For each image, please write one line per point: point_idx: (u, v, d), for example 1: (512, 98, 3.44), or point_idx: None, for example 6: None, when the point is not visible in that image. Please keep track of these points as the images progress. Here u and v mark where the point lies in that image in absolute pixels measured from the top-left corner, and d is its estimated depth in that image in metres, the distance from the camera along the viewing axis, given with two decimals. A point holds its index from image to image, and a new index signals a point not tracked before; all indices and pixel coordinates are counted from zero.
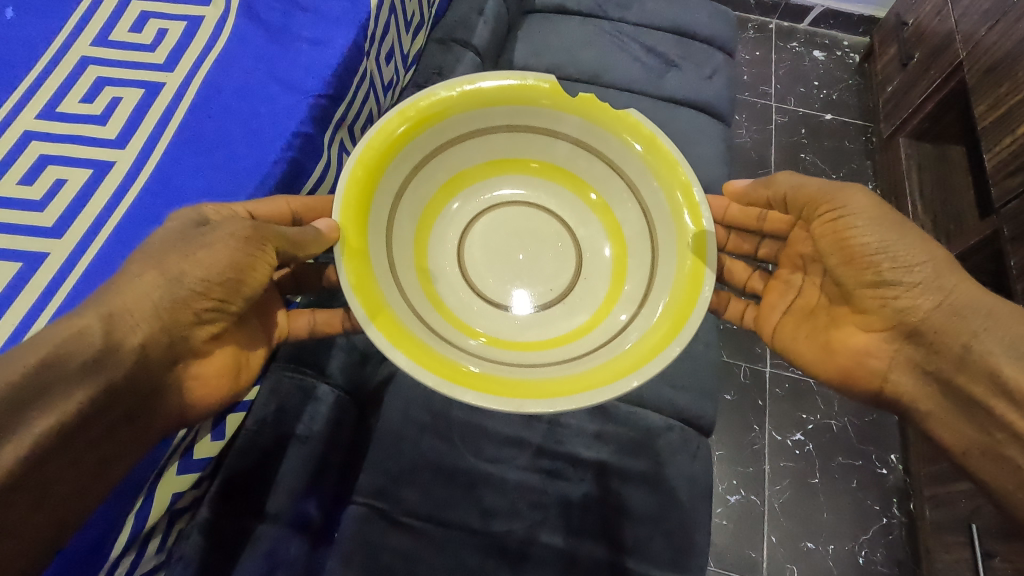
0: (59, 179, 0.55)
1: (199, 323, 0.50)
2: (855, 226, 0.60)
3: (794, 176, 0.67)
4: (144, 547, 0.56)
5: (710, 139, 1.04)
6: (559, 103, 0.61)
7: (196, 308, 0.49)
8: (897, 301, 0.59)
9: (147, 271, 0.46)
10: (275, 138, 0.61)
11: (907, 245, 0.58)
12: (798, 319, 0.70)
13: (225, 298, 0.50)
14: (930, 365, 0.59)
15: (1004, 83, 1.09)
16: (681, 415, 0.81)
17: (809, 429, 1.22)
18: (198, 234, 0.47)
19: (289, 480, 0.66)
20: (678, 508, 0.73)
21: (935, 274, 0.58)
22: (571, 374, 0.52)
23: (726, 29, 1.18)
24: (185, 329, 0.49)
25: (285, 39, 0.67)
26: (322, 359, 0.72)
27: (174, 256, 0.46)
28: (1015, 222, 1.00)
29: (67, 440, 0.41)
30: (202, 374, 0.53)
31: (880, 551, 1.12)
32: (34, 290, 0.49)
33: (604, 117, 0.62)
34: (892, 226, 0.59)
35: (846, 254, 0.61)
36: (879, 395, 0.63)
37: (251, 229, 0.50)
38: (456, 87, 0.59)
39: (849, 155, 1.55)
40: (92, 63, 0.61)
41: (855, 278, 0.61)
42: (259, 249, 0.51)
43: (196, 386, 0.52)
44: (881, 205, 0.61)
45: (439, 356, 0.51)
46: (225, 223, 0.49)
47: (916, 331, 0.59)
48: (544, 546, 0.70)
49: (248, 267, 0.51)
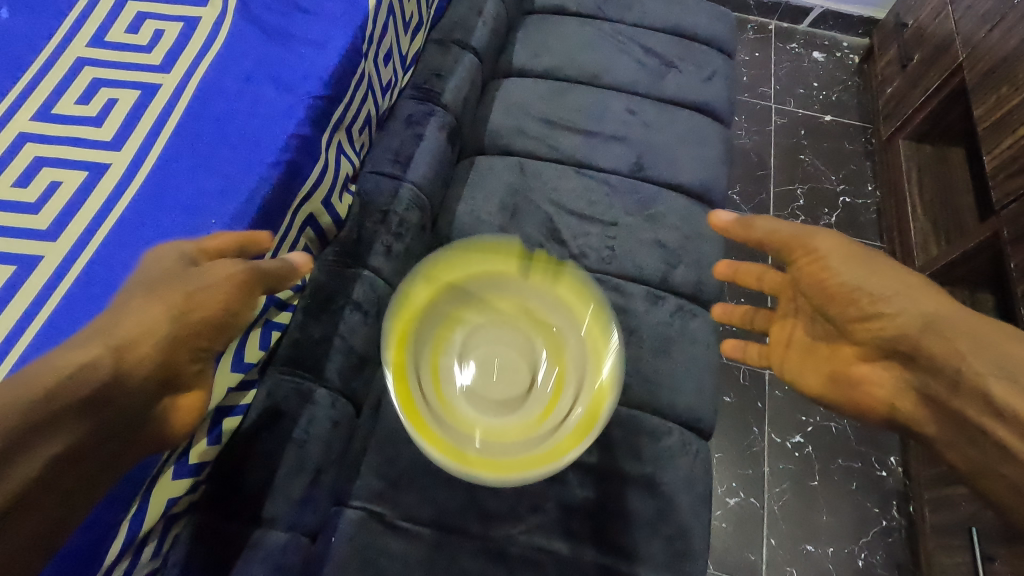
0: (54, 181, 0.54)
1: (192, 357, 0.46)
2: (830, 268, 0.61)
3: (769, 220, 0.65)
4: (140, 553, 0.56)
5: (710, 141, 1.04)
6: (525, 297, 0.73)
7: (191, 340, 0.45)
8: (884, 330, 0.59)
9: (153, 305, 0.43)
10: (273, 140, 0.62)
11: (882, 277, 0.59)
12: (803, 351, 0.72)
13: (211, 334, 0.47)
14: (928, 389, 0.58)
15: (1004, 85, 1.08)
16: (683, 417, 0.80)
17: (809, 431, 1.21)
18: (192, 272, 0.47)
19: (286, 484, 0.65)
20: (677, 512, 0.73)
21: (911, 299, 0.58)
22: (490, 457, 0.63)
23: (726, 30, 1.17)
24: (182, 361, 0.45)
25: (283, 41, 0.68)
26: (321, 362, 0.71)
27: (173, 285, 0.45)
28: (1015, 224, 0.99)
29: (51, 477, 0.37)
30: (190, 406, 0.48)
31: (880, 553, 1.12)
32: (28, 294, 0.48)
33: (562, 310, 0.73)
34: (863, 262, 0.60)
35: (825, 293, 0.62)
36: (892, 421, 0.62)
37: (243, 272, 0.50)
38: (448, 298, 0.72)
39: (849, 156, 1.55)
40: (88, 64, 0.60)
41: (841, 314, 0.62)
42: (247, 296, 0.50)
43: (180, 419, 0.47)
44: (850, 241, 0.62)
45: (415, 403, 0.64)
46: (221, 264, 0.49)
47: (910, 357, 0.58)
48: (541, 550, 0.69)
49: (238, 308, 0.49)
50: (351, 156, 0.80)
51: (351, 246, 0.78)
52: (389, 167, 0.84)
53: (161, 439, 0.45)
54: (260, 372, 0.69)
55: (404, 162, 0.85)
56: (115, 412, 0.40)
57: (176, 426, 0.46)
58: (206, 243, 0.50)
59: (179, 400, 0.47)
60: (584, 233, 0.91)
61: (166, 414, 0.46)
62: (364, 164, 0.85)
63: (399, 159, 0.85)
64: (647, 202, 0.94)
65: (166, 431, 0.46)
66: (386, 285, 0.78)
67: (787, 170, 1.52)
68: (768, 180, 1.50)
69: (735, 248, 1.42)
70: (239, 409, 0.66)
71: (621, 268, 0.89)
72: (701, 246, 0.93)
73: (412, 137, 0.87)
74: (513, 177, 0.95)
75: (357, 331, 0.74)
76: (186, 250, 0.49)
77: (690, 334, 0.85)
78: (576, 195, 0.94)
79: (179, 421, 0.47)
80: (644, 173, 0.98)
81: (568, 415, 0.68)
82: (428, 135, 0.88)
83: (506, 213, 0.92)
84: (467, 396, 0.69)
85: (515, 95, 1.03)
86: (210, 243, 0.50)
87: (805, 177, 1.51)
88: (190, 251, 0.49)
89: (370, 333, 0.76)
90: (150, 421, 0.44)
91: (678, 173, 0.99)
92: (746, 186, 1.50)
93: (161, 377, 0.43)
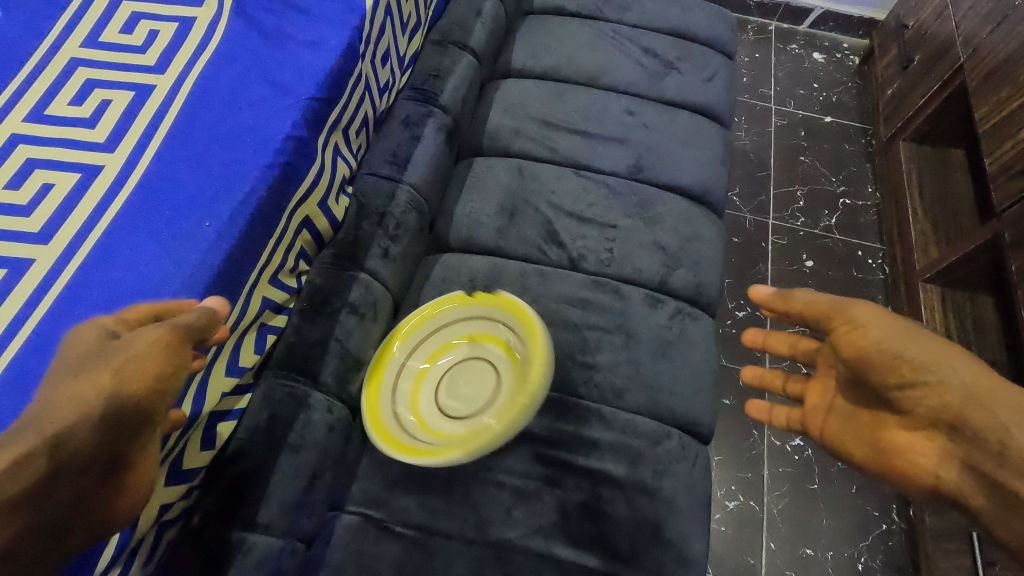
0: (46, 183, 0.53)
1: (133, 432, 0.41)
2: (868, 334, 0.57)
3: (809, 291, 0.65)
4: (132, 559, 0.56)
5: (710, 142, 1.03)
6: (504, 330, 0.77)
7: (126, 419, 0.40)
8: (927, 400, 0.54)
9: (81, 387, 0.38)
10: (269, 141, 0.61)
11: (920, 345, 0.54)
12: (841, 417, 0.66)
13: (149, 406, 0.41)
14: (975, 461, 0.51)
15: (1006, 87, 1.08)
16: (682, 421, 0.80)
17: (809, 434, 1.21)
18: (115, 345, 0.42)
19: (280, 489, 0.65)
20: (675, 517, 0.72)
21: (955, 368, 0.53)
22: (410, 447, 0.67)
23: (726, 31, 1.17)
24: (123, 438, 0.40)
25: (279, 42, 0.67)
26: (315, 365, 0.70)
27: (98, 364, 0.40)
28: (1016, 227, 0.98)
29: None
30: (138, 481, 0.44)
31: (880, 557, 1.11)
32: (18, 298, 0.48)
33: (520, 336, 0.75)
34: (903, 332, 0.56)
35: (865, 362, 0.57)
36: (938, 496, 0.55)
37: (169, 332, 0.43)
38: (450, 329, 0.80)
39: (849, 157, 1.54)
40: (82, 64, 0.59)
41: (881, 382, 0.57)
42: (181, 355, 0.44)
43: (134, 490, 0.43)
44: (892, 314, 0.58)
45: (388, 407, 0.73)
46: (141, 333, 0.42)
47: (957, 426, 0.52)
48: (538, 556, 0.68)
49: (175, 374, 0.43)
50: (348, 157, 0.80)
51: (347, 249, 0.77)
52: (386, 169, 0.83)
53: (106, 522, 0.42)
54: (256, 376, 0.69)
55: (401, 164, 0.84)
56: (48, 507, 0.36)
57: (123, 505, 0.42)
58: (126, 315, 0.45)
59: (128, 478, 0.42)
60: (582, 236, 0.90)
61: (114, 495, 0.42)
62: (361, 166, 0.84)
63: (397, 161, 0.84)
64: (645, 204, 0.94)
65: (112, 512, 0.42)
66: (382, 287, 0.78)
67: (787, 172, 1.52)
68: (768, 182, 1.50)
69: (735, 250, 1.41)
70: (234, 414, 0.66)
71: (619, 270, 0.88)
72: (700, 248, 0.92)
73: (409, 138, 0.86)
74: (511, 179, 0.94)
75: (353, 334, 0.73)
76: (107, 324, 0.44)
77: (689, 337, 0.85)
78: (574, 196, 0.93)
79: (128, 498, 0.43)
80: (643, 174, 0.97)
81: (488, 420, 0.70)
82: (426, 137, 0.87)
83: (504, 215, 0.91)
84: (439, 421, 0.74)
85: (514, 96, 1.02)
86: (131, 314, 0.46)
87: (805, 179, 1.50)
88: (111, 325, 0.44)
89: (366, 336, 0.75)
90: (94, 504, 0.40)
91: (678, 174, 0.98)
92: (745, 188, 1.49)
93: (101, 458, 0.39)
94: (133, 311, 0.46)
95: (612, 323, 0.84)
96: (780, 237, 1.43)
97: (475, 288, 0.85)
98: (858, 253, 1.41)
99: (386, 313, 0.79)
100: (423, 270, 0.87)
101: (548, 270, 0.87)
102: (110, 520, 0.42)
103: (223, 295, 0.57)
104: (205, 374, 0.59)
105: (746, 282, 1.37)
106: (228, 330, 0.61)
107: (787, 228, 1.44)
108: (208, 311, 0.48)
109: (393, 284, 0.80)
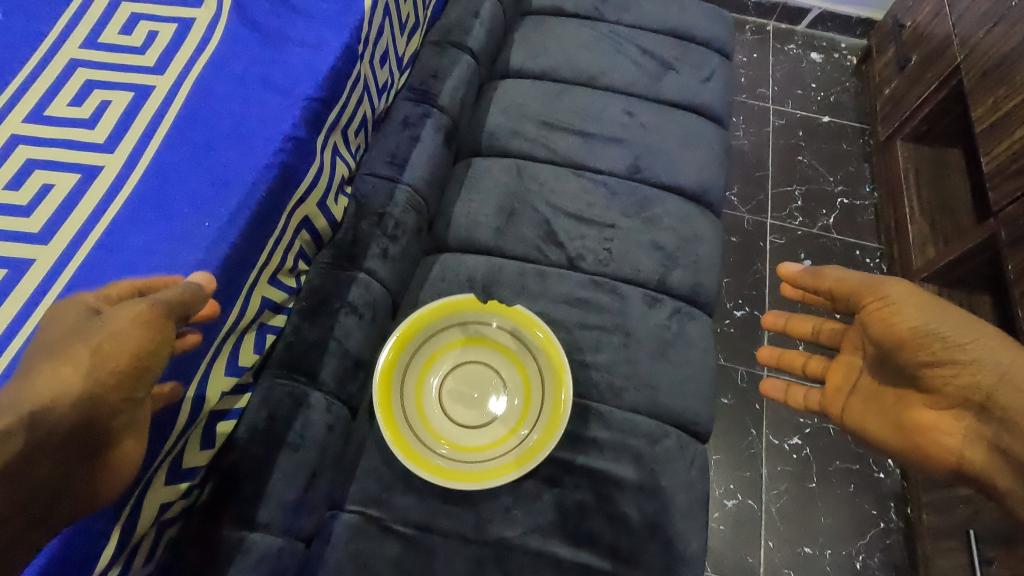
0: (46, 184, 0.53)
1: (114, 409, 0.41)
2: (901, 312, 0.60)
3: (840, 270, 0.70)
4: (132, 558, 0.56)
5: (708, 142, 1.03)
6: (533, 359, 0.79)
7: (105, 397, 0.41)
8: (957, 378, 0.57)
9: (60, 366, 0.39)
10: (268, 141, 0.62)
11: (953, 323, 0.57)
12: (862, 398, 0.71)
13: (130, 383, 0.42)
14: (1004, 443, 0.54)
15: (1002, 86, 1.08)
16: (681, 421, 0.80)
17: (807, 433, 1.21)
18: (95, 322, 0.42)
19: (280, 489, 0.65)
20: (673, 516, 0.73)
21: (989, 349, 0.56)
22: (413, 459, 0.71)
23: (724, 31, 1.17)
24: (104, 417, 0.41)
25: (278, 42, 0.67)
26: (315, 365, 0.70)
27: (77, 342, 0.40)
28: (1013, 226, 0.99)
29: None
30: (124, 457, 0.43)
31: (877, 555, 1.11)
32: (19, 298, 0.48)
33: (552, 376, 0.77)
34: (934, 309, 0.59)
35: (895, 337, 0.61)
36: (960, 475, 0.58)
37: (150, 309, 0.43)
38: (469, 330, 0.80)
39: (847, 157, 1.55)
40: (81, 66, 0.60)
41: (911, 358, 0.60)
42: (163, 332, 0.45)
43: (121, 467, 0.43)
44: (925, 293, 0.61)
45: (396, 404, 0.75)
46: (121, 309, 0.42)
47: (986, 406, 0.56)
48: (537, 554, 0.69)
49: (156, 351, 0.44)
50: (347, 158, 0.80)
51: (346, 249, 0.77)
52: (385, 169, 0.84)
53: (92, 501, 0.42)
54: (255, 376, 0.70)
55: (400, 164, 0.84)
56: (26, 486, 0.37)
57: (108, 482, 0.43)
58: (107, 291, 0.45)
59: (111, 457, 0.43)
60: (581, 236, 0.91)
61: (98, 473, 0.42)
62: (359, 166, 0.85)
63: (395, 161, 0.85)
64: (644, 204, 0.94)
65: (96, 491, 0.42)
66: (381, 287, 0.78)
67: (785, 172, 1.52)
68: (766, 182, 1.50)
69: (733, 250, 1.42)
70: (233, 413, 0.66)
71: (618, 270, 0.89)
72: (698, 248, 0.93)
73: (408, 139, 0.87)
74: (510, 179, 0.94)
75: (352, 334, 0.73)
76: (87, 300, 0.43)
77: (687, 336, 0.85)
78: (573, 196, 0.93)
79: (112, 476, 0.43)
80: (641, 175, 0.98)
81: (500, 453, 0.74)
82: (424, 137, 0.87)
83: (503, 215, 0.91)
84: (442, 420, 0.77)
85: (512, 96, 1.03)
86: (114, 289, 0.45)
87: (803, 178, 1.51)
88: (91, 301, 0.43)
89: (365, 336, 0.75)
90: (77, 484, 0.41)
91: (676, 174, 0.98)
92: (744, 188, 1.50)
93: (82, 437, 0.40)
94: (115, 287, 0.45)
95: (610, 322, 0.84)
96: (778, 237, 1.43)
97: (474, 287, 0.85)
98: (856, 252, 1.41)
99: (385, 313, 0.79)
100: (422, 269, 0.87)
101: (546, 270, 0.87)
102: (94, 499, 0.42)
103: (223, 294, 0.58)
104: (205, 372, 0.59)
105: (744, 282, 1.38)
106: (228, 329, 0.61)
107: (785, 228, 1.44)
108: (194, 286, 0.47)
109: (392, 284, 0.81)
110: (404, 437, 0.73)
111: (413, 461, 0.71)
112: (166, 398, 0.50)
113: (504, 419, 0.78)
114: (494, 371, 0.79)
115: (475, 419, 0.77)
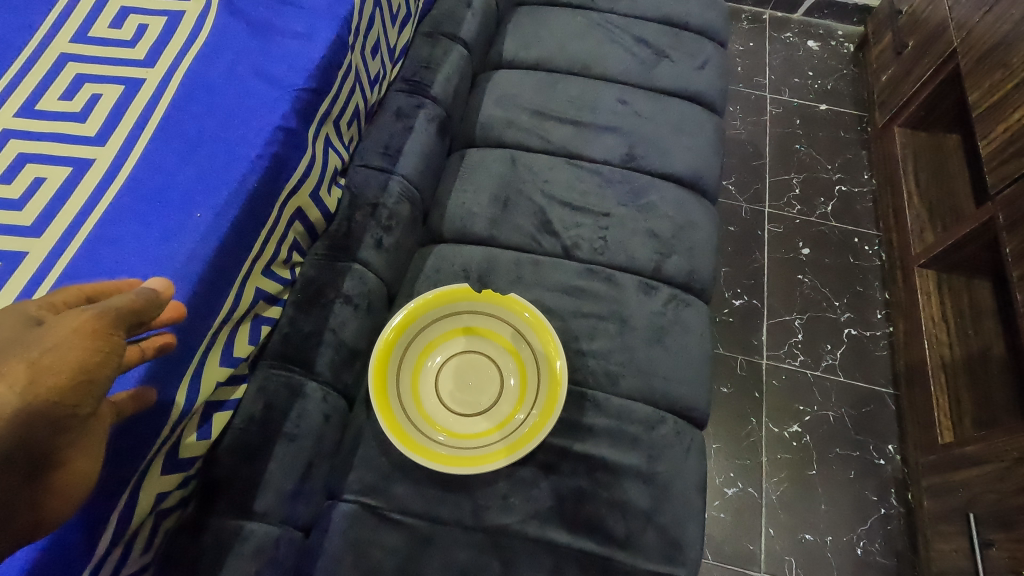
0: (38, 178, 0.53)
1: (55, 428, 0.35)
2: None
3: None
4: (131, 546, 0.57)
5: (702, 129, 1.03)
6: (527, 343, 0.79)
7: (44, 415, 0.34)
8: None
9: None
10: (258, 132, 0.61)
11: None
12: None
13: (74, 398, 0.35)
14: None
15: (998, 70, 1.07)
16: (676, 406, 0.80)
17: (807, 421, 1.21)
18: (35, 332, 0.35)
19: (278, 477, 0.66)
20: (671, 499, 0.73)
21: None
22: (408, 445, 0.71)
23: (717, 18, 1.17)
24: (44, 437, 0.34)
25: (266, 33, 0.67)
26: (310, 355, 0.70)
27: (12, 356, 0.34)
28: (1011, 208, 0.97)
29: None
30: (75, 479, 0.37)
31: (878, 541, 1.11)
32: (12, 289, 0.48)
33: (546, 363, 0.78)
34: None
35: None
36: None
37: (97, 317, 0.37)
38: (463, 318, 0.80)
39: (844, 144, 1.54)
40: (71, 60, 0.60)
41: None
42: (113, 343, 0.37)
43: (69, 490, 0.37)
44: None
45: (390, 391, 0.74)
46: (63, 319, 0.36)
47: None
48: (533, 540, 0.69)
49: (103, 364, 0.36)
50: (339, 149, 0.80)
51: (340, 240, 0.78)
52: (378, 160, 0.84)
53: (37, 523, 0.36)
54: (250, 367, 0.70)
55: (394, 155, 0.85)
56: None
57: (56, 505, 0.36)
58: (53, 298, 0.40)
59: (57, 476, 0.36)
60: (576, 224, 0.90)
61: (43, 495, 0.36)
62: (353, 158, 0.85)
63: (389, 152, 0.85)
64: (639, 192, 0.94)
65: (40, 515, 0.36)
66: (375, 278, 0.78)
67: (782, 160, 1.52)
68: (763, 171, 1.50)
69: (731, 239, 1.41)
70: (230, 403, 0.66)
71: (613, 259, 0.89)
72: (693, 235, 0.93)
73: (401, 130, 0.87)
74: (504, 169, 0.94)
75: (347, 324, 0.74)
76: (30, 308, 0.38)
77: (683, 323, 0.85)
78: (568, 185, 0.93)
79: (62, 498, 0.36)
80: (636, 163, 0.97)
81: (495, 441, 0.75)
82: (417, 128, 0.87)
83: (497, 205, 0.91)
84: (438, 407, 0.78)
85: (506, 87, 1.03)
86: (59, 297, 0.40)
87: (800, 167, 1.50)
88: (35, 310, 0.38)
89: (360, 327, 0.75)
90: (19, 507, 0.35)
91: (670, 162, 0.98)
92: (741, 177, 1.50)
93: (16, 457, 0.33)
94: (61, 293, 0.40)
95: (606, 310, 0.84)
96: (777, 226, 1.43)
97: (469, 277, 0.85)
98: (854, 240, 1.41)
99: (380, 304, 0.79)
100: (417, 261, 0.87)
101: (542, 259, 0.87)
102: (39, 524, 0.36)
103: (216, 283, 0.58)
104: (197, 367, 0.59)
105: (743, 271, 1.37)
106: (223, 319, 0.61)
107: (784, 216, 1.44)
108: (148, 292, 0.41)
109: (387, 275, 0.81)
110: (400, 423, 0.73)
111: (413, 449, 0.71)
112: (132, 403, 0.46)
113: (500, 406, 0.78)
114: (490, 359, 0.80)
115: (471, 406, 0.78)
